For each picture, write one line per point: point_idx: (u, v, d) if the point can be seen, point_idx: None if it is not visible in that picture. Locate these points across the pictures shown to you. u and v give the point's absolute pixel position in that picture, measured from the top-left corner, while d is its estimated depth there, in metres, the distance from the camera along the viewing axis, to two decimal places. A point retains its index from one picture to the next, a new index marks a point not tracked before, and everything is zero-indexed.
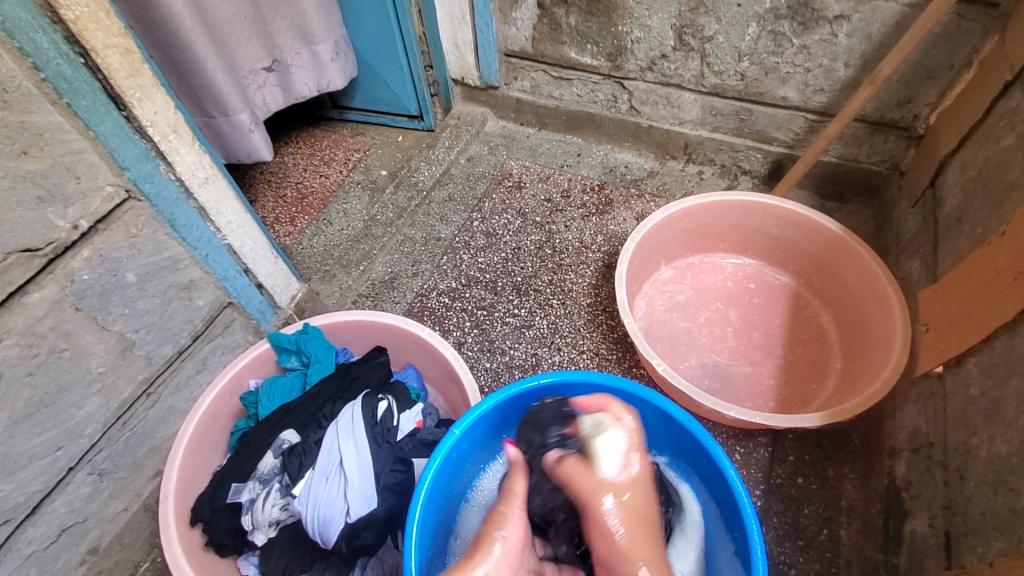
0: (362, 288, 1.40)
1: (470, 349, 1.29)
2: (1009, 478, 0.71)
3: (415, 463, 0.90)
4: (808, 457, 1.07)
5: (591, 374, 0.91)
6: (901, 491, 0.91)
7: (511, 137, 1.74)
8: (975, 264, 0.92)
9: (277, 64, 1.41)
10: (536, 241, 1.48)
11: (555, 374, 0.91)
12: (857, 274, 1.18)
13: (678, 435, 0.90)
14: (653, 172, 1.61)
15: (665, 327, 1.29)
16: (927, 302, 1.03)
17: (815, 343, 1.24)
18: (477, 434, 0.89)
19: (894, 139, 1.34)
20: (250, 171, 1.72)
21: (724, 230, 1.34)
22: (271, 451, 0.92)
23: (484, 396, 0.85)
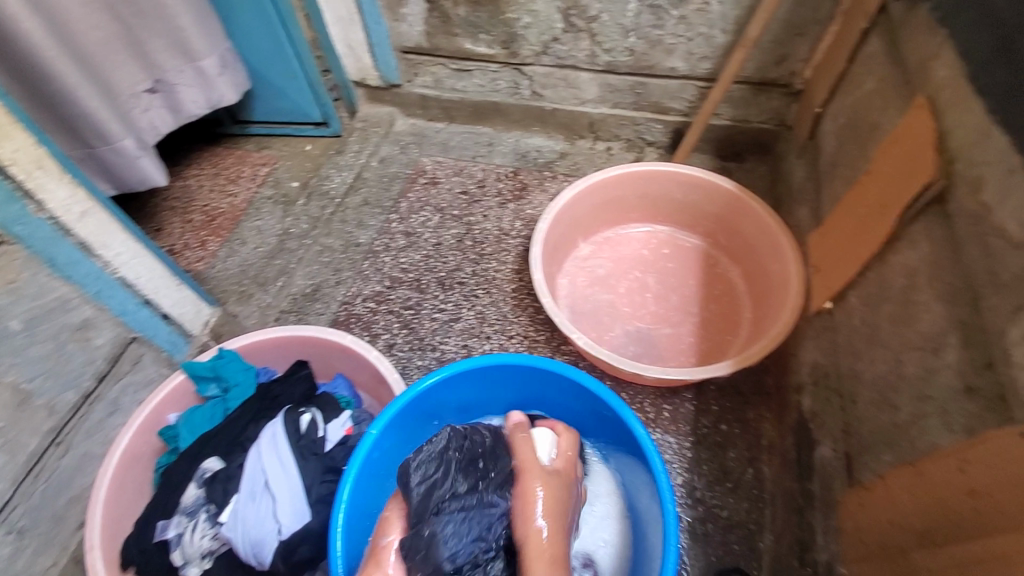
0: (283, 304, 1.36)
1: (401, 350, 1.29)
2: (891, 396, 0.75)
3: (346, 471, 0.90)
4: (729, 404, 1.14)
5: (501, 357, 0.91)
6: (808, 423, 0.96)
7: (421, 134, 1.73)
8: (849, 203, 0.99)
9: (160, 84, 1.34)
10: (456, 234, 1.48)
11: (466, 362, 0.91)
12: (755, 228, 1.25)
13: (585, 398, 0.91)
14: (563, 153, 1.64)
15: (588, 301, 1.33)
16: (814, 245, 1.10)
17: (727, 297, 1.31)
18: (398, 432, 0.89)
19: (778, 97, 1.41)
20: (151, 199, 1.62)
21: (633, 201, 1.39)
22: (194, 482, 0.89)
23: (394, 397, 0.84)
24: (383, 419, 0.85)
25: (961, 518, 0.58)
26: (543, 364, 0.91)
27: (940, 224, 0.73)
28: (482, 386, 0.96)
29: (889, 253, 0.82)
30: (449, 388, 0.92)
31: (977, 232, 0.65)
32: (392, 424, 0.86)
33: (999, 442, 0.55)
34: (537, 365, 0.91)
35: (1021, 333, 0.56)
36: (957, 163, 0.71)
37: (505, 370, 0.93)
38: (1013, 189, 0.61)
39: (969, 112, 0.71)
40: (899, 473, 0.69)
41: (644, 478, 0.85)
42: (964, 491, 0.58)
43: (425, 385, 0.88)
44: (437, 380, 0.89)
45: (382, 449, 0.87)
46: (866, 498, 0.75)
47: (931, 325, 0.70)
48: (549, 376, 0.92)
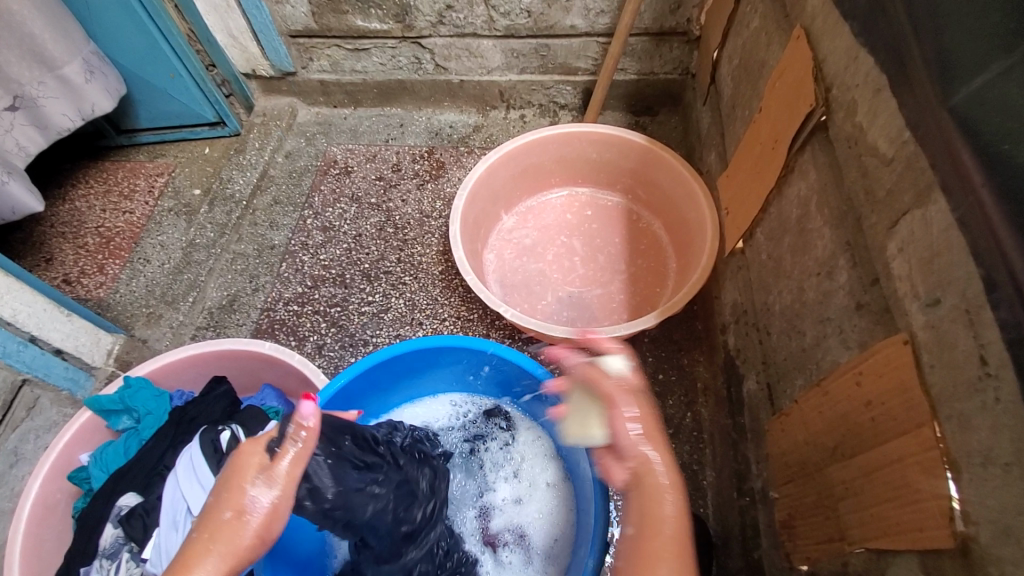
0: (199, 320, 1.29)
1: (332, 349, 1.24)
2: (797, 322, 0.78)
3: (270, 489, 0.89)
4: (663, 353, 1.16)
5: (422, 340, 0.88)
6: (734, 360, 1.00)
7: (328, 123, 1.64)
8: (748, 142, 1.00)
9: (22, 100, 1.20)
10: (375, 223, 1.43)
11: (385, 350, 0.88)
12: (669, 178, 1.26)
13: (513, 371, 0.91)
14: (477, 126, 1.60)
15: (517, 273, 1.32)
16: (724, 187, 1.12)
17: (652, 250, 1.33)
18: None
19: (678, 46, 1.42)
20: (35, 227, 1.47)
21: (550, 166, 1.37)
22: (111, 522, 0.83)
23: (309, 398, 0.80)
24: None
25: (862, 430, 0.61)
26: (465, 342, 0.89)
27: (824, 151, 0.74)
28: (406, 371, 0.93)
29: (785, 185, 0.84)
30: (370, 380, 0.89)
31: (854, 154, 0.67)
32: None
33: (886, 351, 0.57)
34: (459, 344, 0.90)
35: (897, 246, 0.58)
36: (832, 89, 0.73)
37: (426, 353, 0.91)
38: (879, 109, 0.62)
39: (839, 36, 0.72)
40: (810, 396, 0.71)
41: (577, 444, 0.85)
42: (862, 403, 0.60)
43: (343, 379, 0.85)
44: (356, 372, 0.86)
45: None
46: (785, 423, 0.78)
47: (824, 251, 0.72)
48: (474, 353, 0.91)
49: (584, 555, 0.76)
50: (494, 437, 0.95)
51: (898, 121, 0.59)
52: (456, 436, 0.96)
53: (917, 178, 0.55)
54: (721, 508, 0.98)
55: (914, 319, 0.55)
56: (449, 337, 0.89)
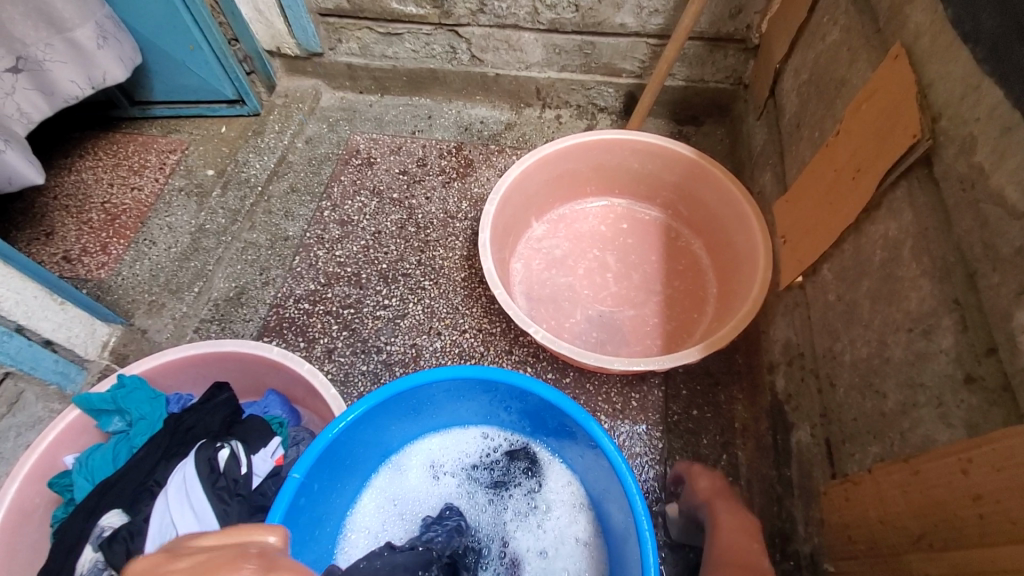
0: (204, 312, 1.21)
1: (342, 354, 1.16)
2: (875, 380, 0.69)
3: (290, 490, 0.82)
4: (699, 387, 1.08)
5: (452, 369, 0.79)
6: (784, 406, 0.91)
7: (352, 109, 1.55)
8: (818, 168, 0.91)
9: (25, 62, 1.11)
10: (396, 220, 1.34)
11: (411, 378, 0.79)
12: (717, 197, 1.17)
13: (545, 411, 0.82)
14: (510, 124, 1.51)
15: (546, 286, 1.23)
16: (781, 213, 1.03)
17: (691, 272, 1.23)
18: (333, 464, 0.78)
19: (733, 54, 1.32)
20: (38, 198, 1.40)
21: (587, 173, 1.28)
22: (91, 544, 0.75)
23: (325, 430, 0.72)
24: (313, 455, 0.74)
25: (964, 524, 0.52)
26: (495, 375, 0.81)
27: (925, 190, 0.65)
28: (431, 401, 0.85)
29: (866, 222, 0.75)
30: (388, 409, 0.81)
31: (971, 199, 0.57)
32: (321, 461, 0.75)
33: (1009, 442, 0.48)
34: (489, 375, 0.81)
35: None
36: (942, 121, 0.63)
37: (451, 384, 0.82)
38: (1011, 151, 0.53)
39: (955, 60, 0.62)
40: (891, 468, 0.62)
41: (616, 500, 0.77)
42: (969, 496, 0.51)
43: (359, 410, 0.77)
44: (373, 402, 0.78)
45: (315, 486, 0.76)
46: (852, 492, 0.69)
47: (919, 305, 0.63)
48: (502, 387, 0.82)
49: None
50: (518, 479, 0.87)
51: None
52: (476, 475, 0.87)
53: None
54: None
55: None
56: (482, 369, 0.80)
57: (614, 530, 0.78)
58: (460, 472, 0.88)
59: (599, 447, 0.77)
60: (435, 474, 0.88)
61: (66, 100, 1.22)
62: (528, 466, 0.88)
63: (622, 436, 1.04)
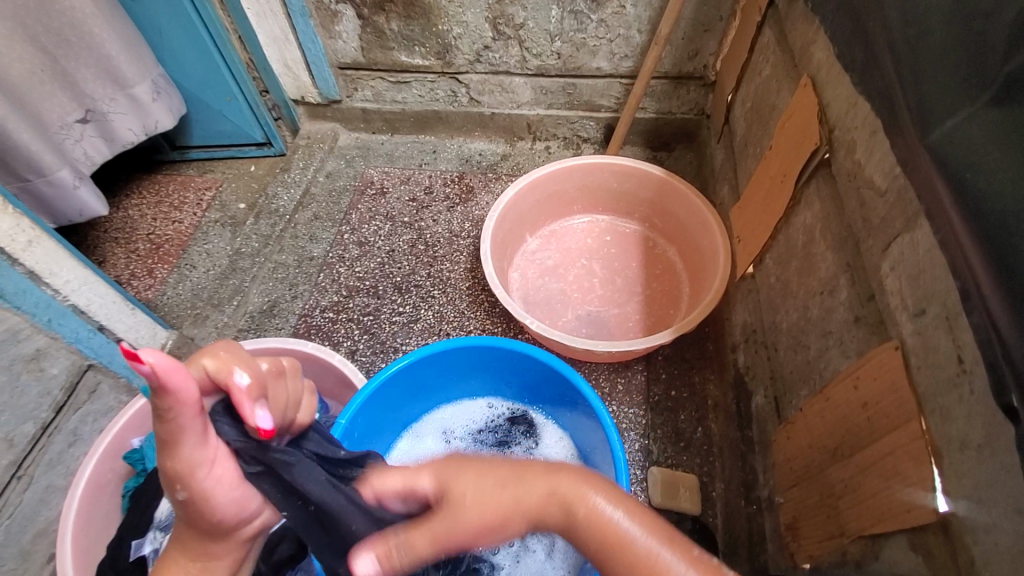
0: (241, 323, 1.39)
1: (363, 355, 1.32)
2: (802, 337, 0.85)
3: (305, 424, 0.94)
4: (676, 371, 1.23)
5: (461, 343, 0.97)
6: (744, 377, 1.07)
7: (366, 147, 1.77)
8: (759, 177, 1.09)
9: (92, 114, 1.33)
10: (407, 239, 1.53)
11: (429, 350, 0.96)
12: (684, 209, 1.36)
13: (539, 375, 0.99)
14: (505, 155, 1.72)
15: (540, 291, 1.40)
16: (736, 218, 1.21)
17: (667, 275, 1.41)
18: (365, 422, 0.94)
19: (695, 89, 1.53)
20: (92, 232, 1.59)
21: (573, 193, 1.48)
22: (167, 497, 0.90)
23: (360, 388, 0.89)
24: (349, 411, 0.91)
25: (858, 429, 0.67)
26: (497, 345, 0.97)
27: (827, 184, 0.83)
28: (444, 372, 1.02)
29: (792, 215, 0.93)
30: (408, 379, 0.98)
31: (853, 186, 0.75)
32: (358, 415, 0.92)
33: (880, 357, 0.65)
34: (492, 347, 0.98)
35: (890, 265, 0.66)
36: (835, 131, 0.82)
37: (460, 355, 0.99)
38: (874, 148, 0.72)
39: (840, 86, 0.82)
40: (813, 403, 0.78)
41: (600, 445, 0.92)
42: (859, 404, 0.67)
43: (385, 375, 0.93)
44: (396, 370, 0.95)
45: (351, 438, 0.92)
46: (791, 431, 0.84)
47: (827, 272, 0.80)
48: (504, 357, 0.99)
49: None
50: (518, 438, 1.02)
51: (891, 159, 0.68)
52: (483, 436, 1.03)
53: (906, 207, 0.64)
54: (729, 518, 1.02)
55: (904, 327, 0.62)
56: (486, 342, 0.97)
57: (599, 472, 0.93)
58: (469, 434, 1.04)
59: (584, 399, 0.93)
60: (448, 437, 1.04)
61: (124, 145, 1.43)
62: (527, 428, 1.03)
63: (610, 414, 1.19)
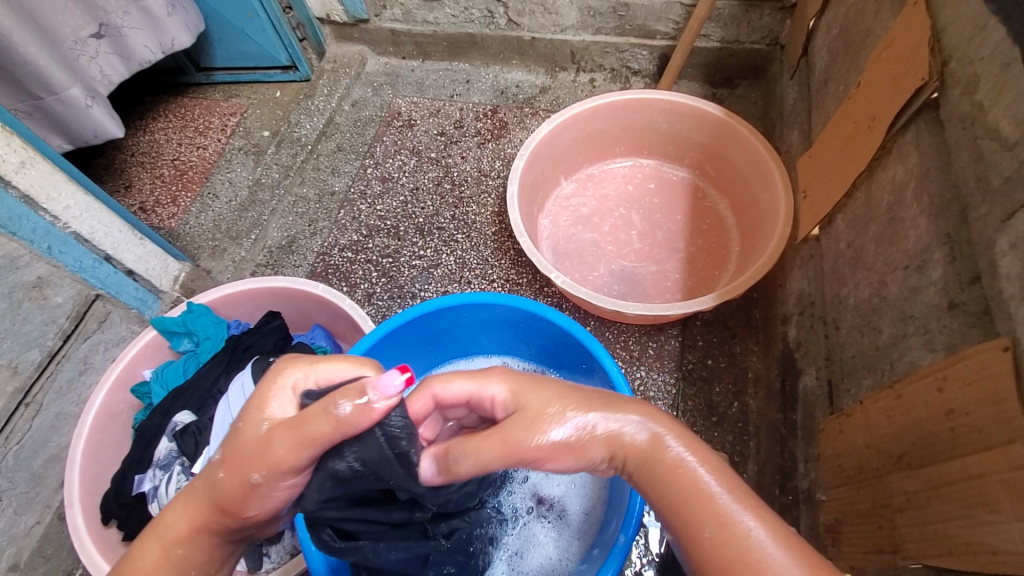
0: (259, 258, 1.34)
1: (380, 299, 1.26)
2: (872, 318, 0.72)
3: None
4: (715, 339, 1.12)
5: (474, 296, 0.87)
6: (794, 353, 0.94)
7: (395, 74, 1.63)
8: (840, 121, 0.91)
9: (107, 28, 1.24)
10: (433, 177, 1.42)
11: (438, 301, 0.88)
12: (742, 155, 1.19)
13: (558, 338, 0.90)
14: (545, 87, 1.55)
15: (571, 242, 1.28)
16: (803, 169, 1.04)
17: (715, 231, 1.26)
18: None
19: (770, 13, 1.31)
20: (118, 155, 1.56)
21: (616, 134, 1.32)
22: (166, 436, 0.90)
23: (361, 339, 0.82)
24: None
25: (936, 440, 0.55)
26: (509, 302, 0.88)
27: (931, 132, 0.67)
28: (455, 326, 0.94)
29: (877, 169, 0.77)
30: (415, 330, 0.90)
31: (968, 136, 0.60)
32: None
33: (978, 357, 0.52)
34: (507, 305, 0.89)
35: (1009, 242, 0.52)
36: (950, 63, 0.64)
37: (471, 310, 0.90)
38: (1007, 86, 0.55)
39: (965, 4, 0.64)
40: (878, 397, 0.66)
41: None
42: (942, 411, 0.55)
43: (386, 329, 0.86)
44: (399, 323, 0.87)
45: None
46: (846, 424, 0.72)
47: (916, 242, 0.65)
48: (520, 315, 0.90)
49: (615, 528, 0.76)
50: None
51: None
52: None
53: None
54: None
55: (1020, 325, 0.49)
56: (501, 298, 0.88)
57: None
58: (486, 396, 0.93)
59: (603, 369, 0.83)
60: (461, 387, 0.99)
61: (140, 65, 1.35)
62: None
63: (637, 380, 1.09)
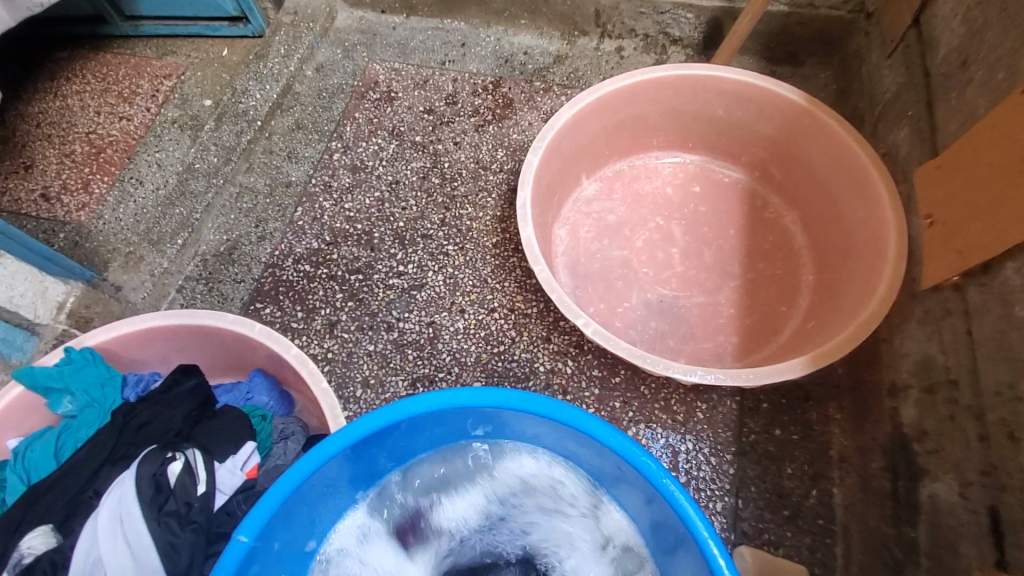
0: (190, 269, 1.03)
1: (346, 330, 0.97)
2: None
3: (217, 500, 0.62)
4: (784, 401, 0.85)
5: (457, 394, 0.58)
6: (914, 445, 0.67)
7: (371, 32, 1.30)
8: (1001, 123, 0.64)
9: None
10: (418, 169, 1.12)
11: (405, 405, 0.58)
12: (825, 156, 0.91)
13: (581, 444, 0.61)
14: (560, 56, 1.24)
15: (595, 260, 0.99)
16: (926, 183, 0.76)
17: (779, 252, 0.98)
18: (292, 519, 0.56)
19: None
20: (19, 125, 1.22)
21: (656, 121, 1.02)
22: (6, 573, 0.58)
23: (276, 479, 0.52)
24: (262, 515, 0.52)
25: None
26: (519, 400, 0.59)
27: None
28: (422, 430, 0.62)
29: None
30: (367, 450, 0.59)
31: None
32: (286, 510, 0.54)
33: None
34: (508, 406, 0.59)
35: None
36: None
37: (464, 410, 0.60)
38: None
39: None
40: None
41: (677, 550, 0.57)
42: None
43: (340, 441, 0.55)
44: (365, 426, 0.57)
45: (261, 556, 0.53)
46: None
47: None
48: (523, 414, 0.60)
49: None
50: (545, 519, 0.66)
51: None
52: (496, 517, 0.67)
53: None
54: None
55: None
56: (503, 395, 0.58)
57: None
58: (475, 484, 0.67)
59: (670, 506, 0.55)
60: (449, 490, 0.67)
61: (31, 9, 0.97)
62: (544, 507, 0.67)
63: (681, 457, 0.83)
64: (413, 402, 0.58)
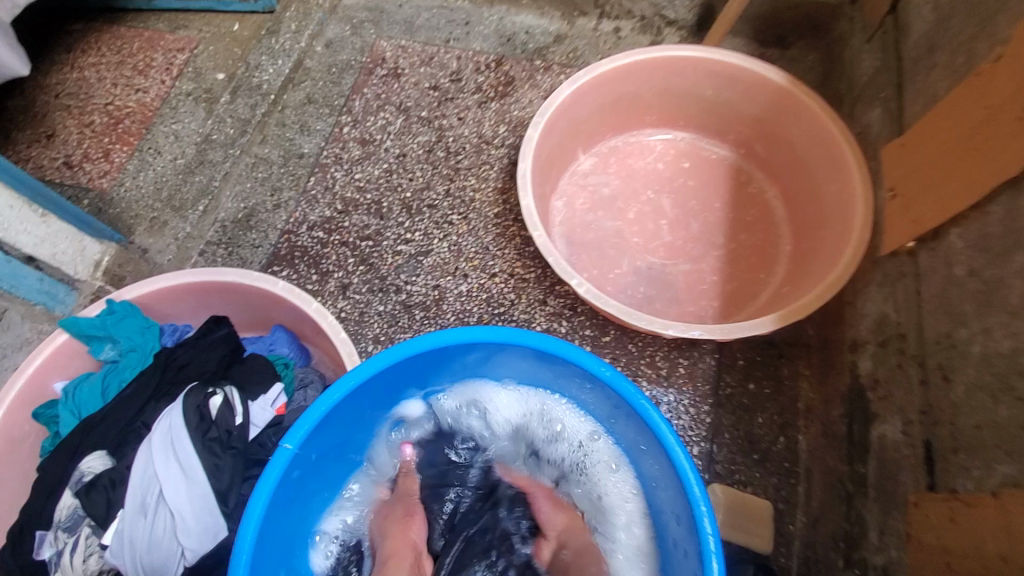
0: (210, 234, 1.09)
1: (358, 291, 1.04)
2: (1018, 384, 0.56)
3: (251, 432, 0.70)
4: (758, 358, 0.94)
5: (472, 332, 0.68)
6: (866, 392, 0.76)
7: (379, 9, 1.35)
8: (955, 106, 0.71)
9: None
10: (424, 142, 1.18)
11: (426, 339, 0.68)
12: (804, 135, 0.98)
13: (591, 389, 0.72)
14: (560, 36, 1.29)
15: (589, 230, 1.07)
16: (891, 160, 0.83)
17: (760, 225, 1.06)
18: (326, 434, 0.67)
19: None
20: (39, 95, 1.27)
21: (649, 99, 1.09)
22: (68, 489, 0.67)
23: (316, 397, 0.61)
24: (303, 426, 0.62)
25: None
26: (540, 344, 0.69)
27: None
28: (442, 363, 0.73)
29: None
30: (393, 377, 0.70)
31: None
32: (320, 425, 0.64)
33: None
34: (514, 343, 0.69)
35: None
36: None
37: (515, 355, 0.72)
38: None
39: None
40: None
41: (666, 494, 0.67)
42: None
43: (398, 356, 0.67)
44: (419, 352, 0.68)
45: (302, 459, 0.64)
46: (964, 512, 0.57)
47: None
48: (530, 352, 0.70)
49: None
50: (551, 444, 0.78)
51: None
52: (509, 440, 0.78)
53: None
54: (810, 565, 0.78)
55: None
56: (512, 334, 0.68)
57: (661, 525, 0.69)
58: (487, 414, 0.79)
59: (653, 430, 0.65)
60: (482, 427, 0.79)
61: None
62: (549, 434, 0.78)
63: (662, 407, 0.91)
64: (436, 336, 0.68)
